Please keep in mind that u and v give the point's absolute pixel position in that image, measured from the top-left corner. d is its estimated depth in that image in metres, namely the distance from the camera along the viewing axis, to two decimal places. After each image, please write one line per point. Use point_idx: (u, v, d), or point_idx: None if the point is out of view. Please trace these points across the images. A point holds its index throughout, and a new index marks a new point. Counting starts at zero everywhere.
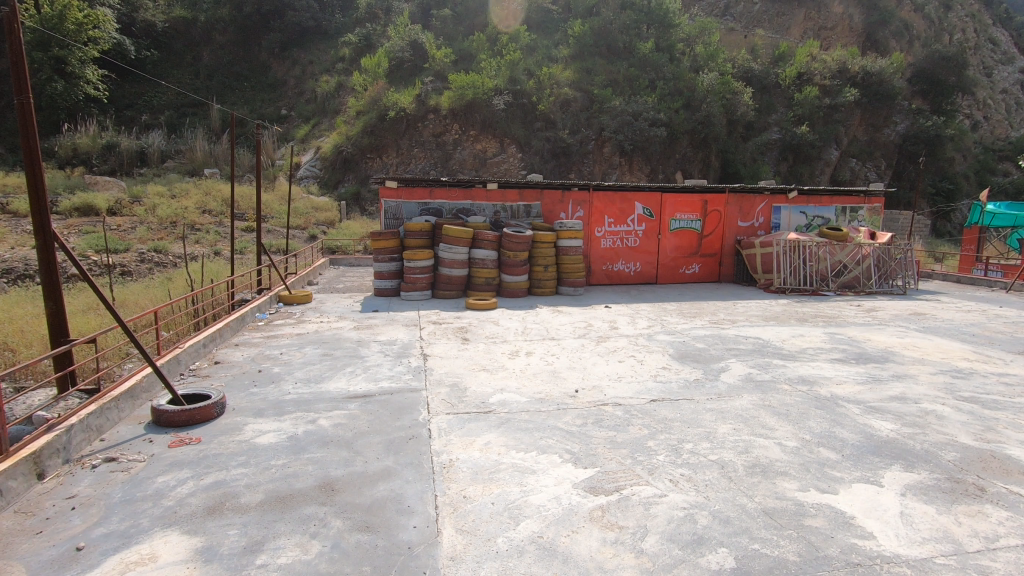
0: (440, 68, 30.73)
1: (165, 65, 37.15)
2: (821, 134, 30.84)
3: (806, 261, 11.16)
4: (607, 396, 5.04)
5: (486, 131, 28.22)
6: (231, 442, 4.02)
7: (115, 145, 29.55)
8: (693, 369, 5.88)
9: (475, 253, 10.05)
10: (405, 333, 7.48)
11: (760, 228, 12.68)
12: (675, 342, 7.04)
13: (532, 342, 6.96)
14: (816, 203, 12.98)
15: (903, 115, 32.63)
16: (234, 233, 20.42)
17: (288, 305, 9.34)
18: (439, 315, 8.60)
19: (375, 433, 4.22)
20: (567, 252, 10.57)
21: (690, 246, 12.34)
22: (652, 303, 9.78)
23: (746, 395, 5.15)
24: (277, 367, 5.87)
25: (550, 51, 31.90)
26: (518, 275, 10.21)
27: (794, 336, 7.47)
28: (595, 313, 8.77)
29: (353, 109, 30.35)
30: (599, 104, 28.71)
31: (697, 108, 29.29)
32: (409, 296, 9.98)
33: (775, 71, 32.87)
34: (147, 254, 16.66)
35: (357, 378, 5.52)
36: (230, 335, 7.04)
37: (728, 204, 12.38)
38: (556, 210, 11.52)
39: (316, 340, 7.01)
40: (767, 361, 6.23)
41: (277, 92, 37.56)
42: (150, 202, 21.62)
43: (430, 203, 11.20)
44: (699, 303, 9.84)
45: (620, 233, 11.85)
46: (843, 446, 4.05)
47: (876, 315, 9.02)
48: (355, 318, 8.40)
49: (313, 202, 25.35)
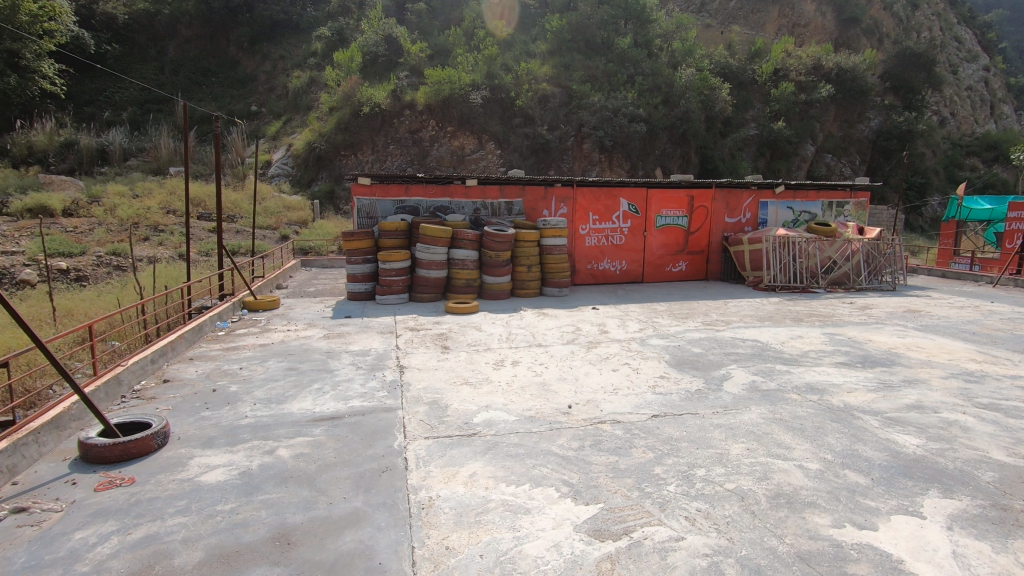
0: (416, 63, 30.01)
1: (128, 59, 35.65)
2: (798, 129, 30.97)
3: (796, 258, 10.85)
4: (605, 412, 4.56)
5: (463, 128, 27.55)
6: (171, 483, 3.42)
7: (74, 143, 28.18)
8: (693, 378, 5.44)
9: (455, 253, 9.51)
10: (380, 342, 6.90)
11: (747, 224, 12.37)
12: (669, 348, 6.60)
13: (517, 350, 6.44)
14: (802, 198, 12.71)
15: (876, 111, 33.00)
16: (199, 235, 19.49)
17: (253, 311, 8.66)
18: (417, 321, 8.05)
19: (343, 465, 3.66)
20: (551, 250, 10.09)
21: (676, 243, 11.97)
22: (641, 304, 9.36)
23: (755, 407, 4.72)
24: (235, 385, 5.24)
25: (528, 46, 31.44)
26: (501, 276, 9.70)
27: (793, 338, 7.09)
28: (583, 316, 8.32)
29: (326, 105, 29.45)
30: (578, 100, 28.36)
31: (676, 104, 29.07)
32: (385, 300, 9.38)
33: (752, 67, 32.92)
34: (105, 257, 15.74)
35: (324, 397, 4.93)
36: (184, 348, 6.37)
37: (715, 199, 12.02)
38: (538, 207, 11.02)
39: (280, 352, 6.37)
40: (769, 367, 5.83)
41: (247, 88, 36.38)
42: (110, 202, 20.56)
43: (407, 201, 10.61)
44: (689, 303, 9.46)
45: (605, 231, 11.41)
46: (870, 467, 3.63)
47: (872, 313, 8.72)
48: (326, 325, 7.78)
49: (285, 201, 24.47)
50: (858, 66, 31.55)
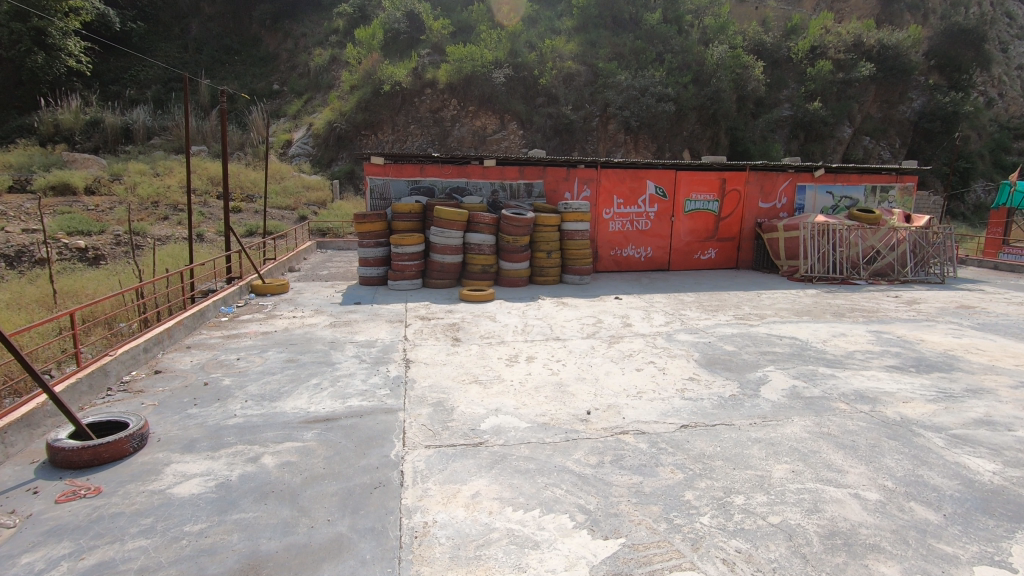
0: (438, 40, 29.27)
1: (152, 38, 35.62)
2: (834, 110, 29.51)
3: (835, 247, 10.12)
4: (628, 421, 4.09)
5: (484, 107, 26.83)
6: (139, 495, 3.06)
7: (99, 121, 28.29)
8: (727, 382, 4.91)
9: (471, 238, 9.05)
10: (388, 332, 6.49)
11: (782, 209, 11.63)
12: (698, 345, 6.08)
13: (533, 344, 5.98)
14: (844, 181, 11.87)
15: (919, 90, 31.19)
16: (219, 215, 19.42)
17: (261, 296, 8.36)
18: (428, 309, 7.63)
19: (331, 478, 3.26)
20: (572, 236, 9.55)
21: (706, 229, 11.30)
22: (667, 294, 8.80)
23: (799, 417, 4.19)
24: (227, 378, 4.88)
25: (553, 23, 30.45)
26: (518, 262, 9.22)
27: (835, 336, 6.49)
28: (605, 307, 7.80)
29: (347, 83, 29.01)
30: (604, 78, 27.38)
31: (706, 83, 27.88)
32: (396, 285, 8.99)
33: (788, 44, 31.39)
34: (124, 236, 15.72)
35: (321, 394, 4.54)
36: (183, 336, 6.05)
37: (748, 182, 11.29)
38: (560, 190, 10.45)
39: (281, 342, 6.01)
40: (812, 370, 5.25)
41: (269, 67, 36.11)
42: (131, 180, 20.60)
43: (421, 181, 10.13)
44: (719, 294, 8.87)
45: (630, 215, 10.81)
46: (940, 500, 3.10)
47: (920, 310, 8.01)
48: (333, 312, 7.42)
49: (305, 181, 24.27)
50: (902, 43, 29.82)
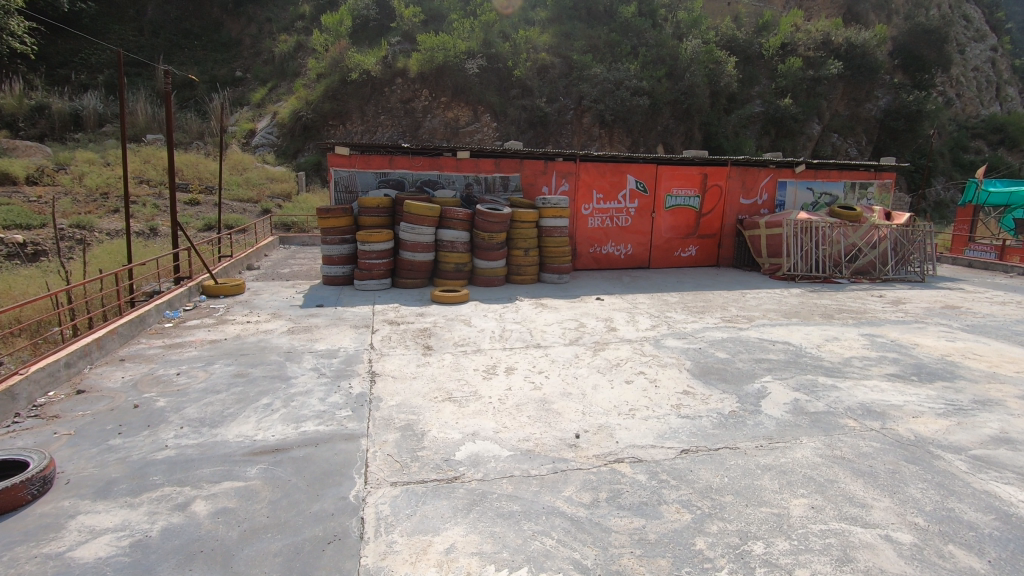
0: (409, 29, 28.35)
1: (104, 19, 33.70)
2: (805, 107, 29.75)
3: (818, 244, 9.90)
4: (622, 445, 3.63)
5: (457, 98, 26.14)
6: (29, 563, 2.46)
7: (46, 107, 26.55)
8: (725, 396, 4.50)
9: (443, 234, 8.50)
10: (352, 339, 5.89)
11: (763, 206, 11.39)
12: (689, 351, 5.68)
13: (512, 353, 5.48)
14: (823, 178, 11.71)
15: (885, 89, 31.69)
16: (175, 208, 18.36)
17: (213, 297, 7.64)
18: (397, 312, 7.05)
19: (276, 531, 2.71)
20: (550, 233, 9.08)
21: (686, 226, 10.97)
22: (650, 294, 8.41)
23: (808, 438, 3.80)
24: (163, 399, 4.23)
25: (527, 13, 29.82)
26: (494, 260, 8.71)
27: (829, 340, 6.17)
28: (586, 309, 7.35)
29: (314, 71, 27.89)
30: (578, 71, 26.92)
31: (680, 77, 27.71)
32: (363, 285, 8.37)
33: (759, 40, 31.46)
34: (68, 230, 14.63)
35: (271, 418, 3.94)
36: (116, 347, 5.34)
37: (730, 177, 11.00)
38: (537, 184, 9.96)
39: (230, 352, 5.35)
40: (812, 381, 4.90)
41: (231, 52, 34.48)
42: (78, 169, 19.31)
43: (390, 173, 9.49)
44: (703, 294, 8.52)
45: (610, 211, 10.39)
46: (981, 541, 2.73)
47: (907, 310, 7.80)
48: (292, 316, 6.76)
49: (269, 172, 23.22)
50: (869, 42, 30.27)
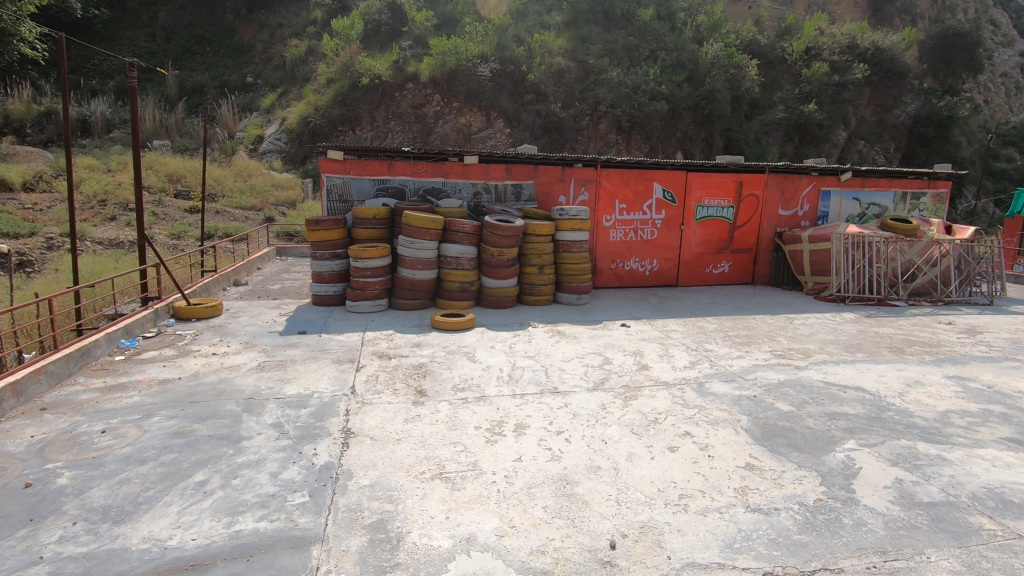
0: (421, 33, 27.58)
1: (118, 26, 33.52)
2: (831, 112, 28.37)
3: (872, 261, 8.73)
4: (676, 565, 2.57)
5: (469, 103, 25.26)
6: None
7: (54, 112, 26.17)
8: (803, 474, 3.41)
9: (447, 249, 7.54)
10: (330, 380, 4.86)
11: (805, 218, 10.26)
12: (743, 401, 4.58)
13: (522, 403, 4.42)
14: (872, 187, 10.54)
15: (914, 95, 30.18)
16: (174, 215, 17.65)
17: (184, 321, 6.73)
18: (391, 342, 6.06)
19: None
20: (568, 248, 8.07)
21: (719, 239, 9.87)
22: (683, 320, 7.33)
23: (938, 555, 2.70)
24: (68, 473, 3.24)
25: (542, 17, 28.95)
26: (505, 278, 7.70)
27: (911, 387, 5.03)
28: (611, 340, 6.28)
29: (324, 76, 27.23)
30: (595, 75, 25.98)
31: (700, 82, 26.57)
32: (356, 307, 7.38)
33: (781, 45, 30.10)
34: (59, 239, 13.92)
35: (199, 507, 2.93)
36: (42, 392, 4.41)
37: (768, 186, 9.90)
38: (553, 193, 8.95)
39: (178, 399, 4.36)
40: (910, 450, 3.78)
41: (243, 58, 33.96)
42: (77, 176, 18.68)
43: (389, 181, 8.51)
44: (744, 321, 7.39)
45: (634, 223, 9.35)
46: None
47: (989, 343, 6.63)
48: (267, 347, 5.78)
49: (275, 179, 22.50)
50: (898, 45, 28.96)
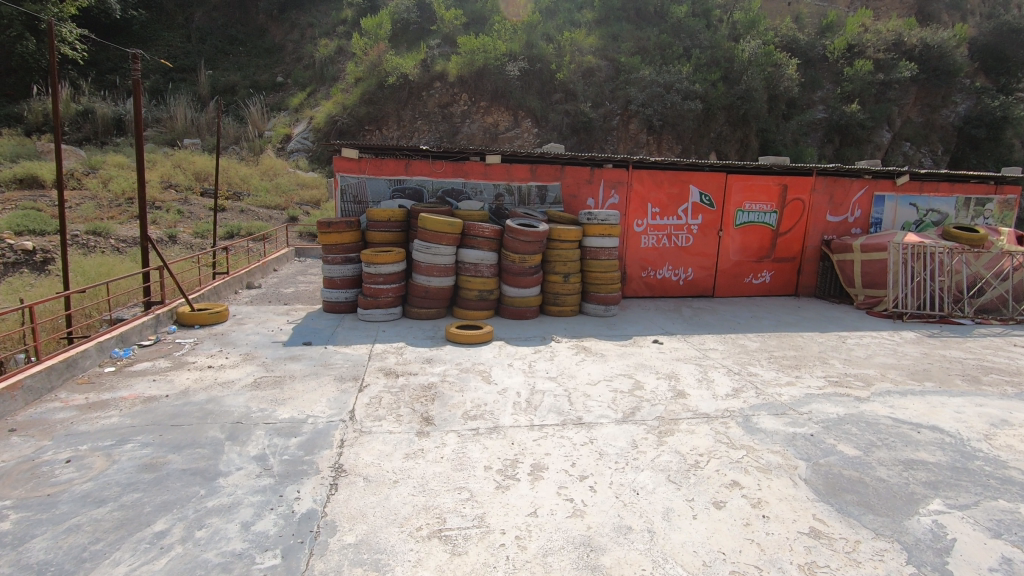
0: (450, 31, 27.16)
1: (155, 27, 34.13)
2: (874, 112, 26.82)
3: (933, 274, 7.89)
4: None
5: (496, 103, 24.76)
6: None
7: (91, 111, 26.70)
8: (884, 547, 2.77)
9: (465, 255, 7.04)
10: (328, 403, 4.37)
11: (856, 224, 9.43)
12: (798, 442, 3.93)
13: (541, 438, 3.86)
14: (931, 192, 9.64)
15: (965, 94, 28.46)
16: (199, 213, 17.63)
17: (187, 327, 6.38)
18: (400, 357, 5.58)
19: None
20: (596, 255, 7.48)
21: (761, 247, 9.13)
22: (722, 337, 6.65)
23: None
24: (11, 517, 2.81)
25: (573, 15, 28.28)
26: (528, 287, 7.15)
27: (999, 427, 4.28)
28: (642, 360, 5.67)
29: (351, 75, 27.11)
30: (626, 74, 25.27)
31: (736, 81, 25.52)
32: (368, 315, 6.92)
33: (822, 42, 28.78)
34: (83, 236, 13.92)
35: (148, 570, 2.46)
36: (15, 409, 4.03)
37: (815, 189, 9.12)
38: (581, 195, 8.37)
39: (159, 422, 3.93)
40: (1014, 516, 3.10)
41: (274, 58, 34.19)
42: (107, 174, 18.81)
43: (407, 181, 8.04)
44: (790, 339, 6.68)
45: (668, 228, 8.69)
46: None
47: None
48: (267, 361, 5.34)
49: (300, 178, 22.41)
50: (948, 42, 27.40)
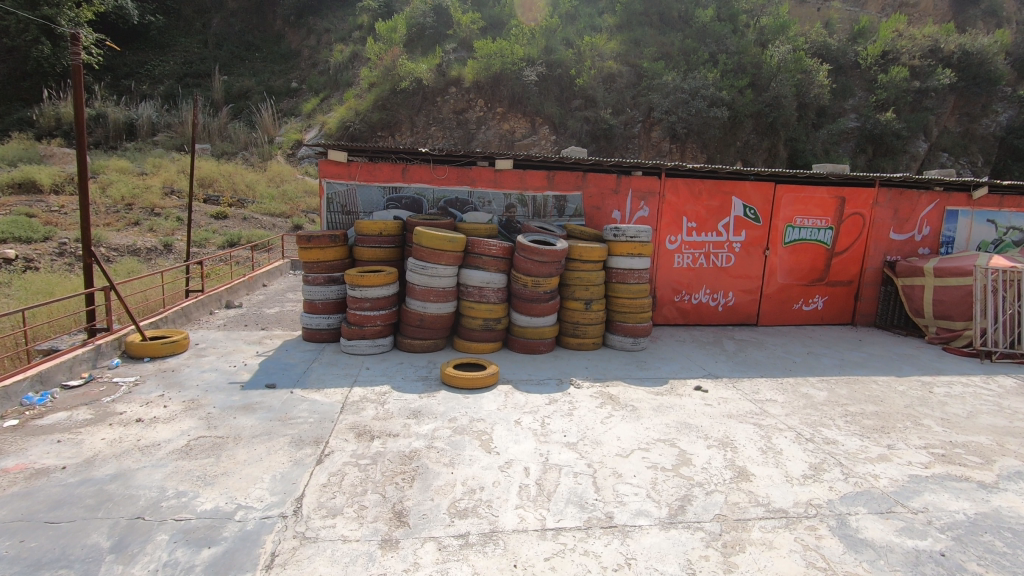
0: (466, 36, 26.31)
1: (172, 33, 33.87)
2: (910, 122, 25.26)
3: None
4: None
5: (514, 109, 23.73)
6: None
7: (103, 116, 26.30)
8: None
9: (468, 276, 5.94)
10: (272, 483, 3.27)
11: (923, 244, 8.15)
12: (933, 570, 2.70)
13: (557, 556, 2.69)
14: (1011, 207, 8.33)
15: (1006, 103, 26.83)
16: (198, 221, 16.81)
17: (137, 359, 5.37)
18: (381, 408, 4.44)
19: None
20: (624, 278, 6.34)
21: (812, 268, 7.89)
22: (779, 383, 5.42)
23: None
24: None
25: (593, 19, 27.22)
26: (542, 316, 6.02)
27: None
28: (686, 418, 4.46)
29: (365, 81, 26.36)
30: (649, 80, 24.07)
31: (765, 88, 24.16)
32: (352, 347, 5.83)
33: (855, 48, 27.30)
34: (71, 246, 13.09)
35: None
36: None
37: (878, 203, 7.88)
38: (606, 207, 7.24)
39: (28, 517, 2.84)
40: None
41: (289, 64, 33.64)
42: (107, 179, 18.15)
43: (403, 189, 6.99)
44: (864, 387, 5.42)
45: (707, 247, 7.51)
46: None
47: None
48: (211, 412, 4.24)
49: (308, 185, 21.63)
50: (989, 48, 25.80)
